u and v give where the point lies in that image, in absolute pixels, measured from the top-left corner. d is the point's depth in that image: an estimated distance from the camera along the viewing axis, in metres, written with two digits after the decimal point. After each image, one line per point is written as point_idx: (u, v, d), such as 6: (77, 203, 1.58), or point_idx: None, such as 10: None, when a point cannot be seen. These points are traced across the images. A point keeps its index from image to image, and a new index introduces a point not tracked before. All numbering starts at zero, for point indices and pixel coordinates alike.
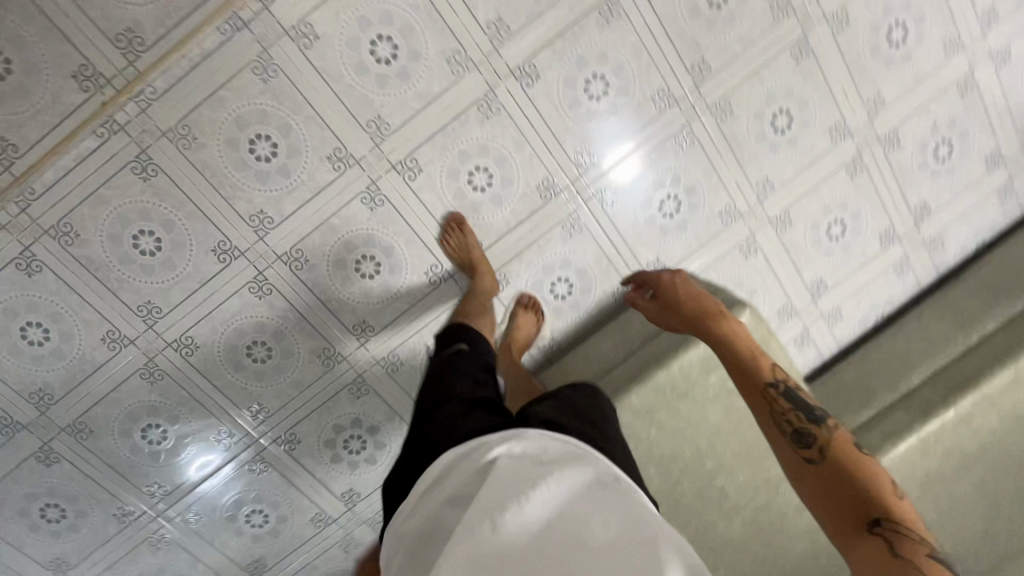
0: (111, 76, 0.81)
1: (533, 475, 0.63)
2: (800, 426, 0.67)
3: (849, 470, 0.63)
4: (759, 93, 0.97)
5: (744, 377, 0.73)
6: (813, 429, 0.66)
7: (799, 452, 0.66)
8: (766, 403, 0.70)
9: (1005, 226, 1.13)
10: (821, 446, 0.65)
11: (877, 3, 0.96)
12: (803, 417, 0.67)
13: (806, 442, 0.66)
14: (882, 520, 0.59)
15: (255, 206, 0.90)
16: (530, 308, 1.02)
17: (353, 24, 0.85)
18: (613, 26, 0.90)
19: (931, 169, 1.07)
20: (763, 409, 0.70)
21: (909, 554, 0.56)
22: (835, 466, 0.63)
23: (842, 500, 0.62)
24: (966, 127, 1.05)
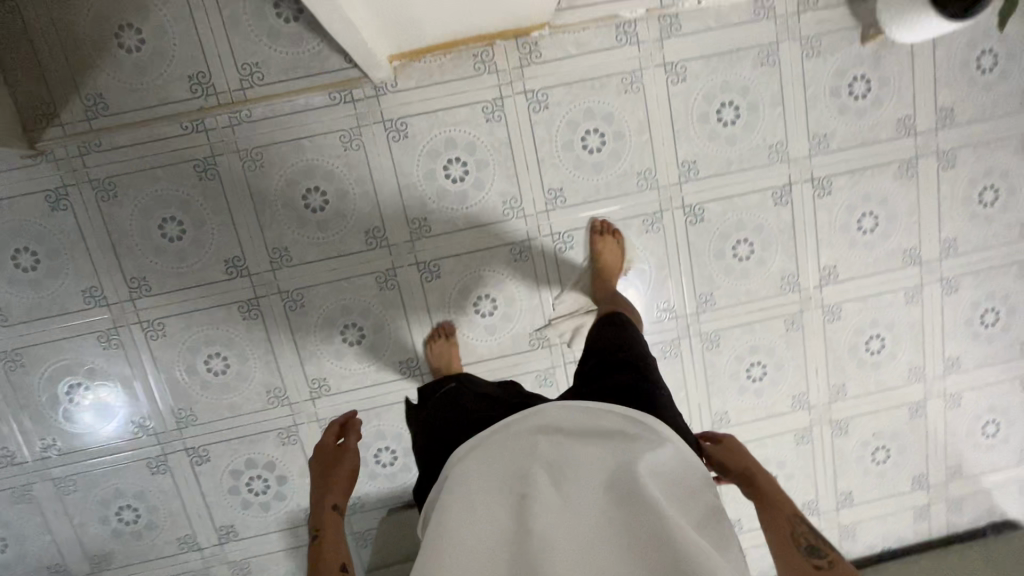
0: (219, 90, 0.90)
1: (550, 449, 0.63)
2: (810, 543, 0.63)
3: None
4: (746, 339, 1.08)
5: (762, 505, 0.69)
6: (828, 551, 0.62)
7: (812, 566, 0.60)
8: (783, 524, 0.66)
9: (912, 543, 1.21)
10: (828, 559, 0.60)
11: (865, 314, 1.09)
12: (818, 542, 0.63)
13: (816, 555, 0.61)
14: None
15: (282, 242, 0.97)
16: (607, 233, 0.98)
17: (441, 141, 0.96)
18: (647, 236, 1.02)
19: (866, 466, 1.16)
20: (774, 531, 0.66)
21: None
22: None
23: None
24: (907, 443, 1.16)
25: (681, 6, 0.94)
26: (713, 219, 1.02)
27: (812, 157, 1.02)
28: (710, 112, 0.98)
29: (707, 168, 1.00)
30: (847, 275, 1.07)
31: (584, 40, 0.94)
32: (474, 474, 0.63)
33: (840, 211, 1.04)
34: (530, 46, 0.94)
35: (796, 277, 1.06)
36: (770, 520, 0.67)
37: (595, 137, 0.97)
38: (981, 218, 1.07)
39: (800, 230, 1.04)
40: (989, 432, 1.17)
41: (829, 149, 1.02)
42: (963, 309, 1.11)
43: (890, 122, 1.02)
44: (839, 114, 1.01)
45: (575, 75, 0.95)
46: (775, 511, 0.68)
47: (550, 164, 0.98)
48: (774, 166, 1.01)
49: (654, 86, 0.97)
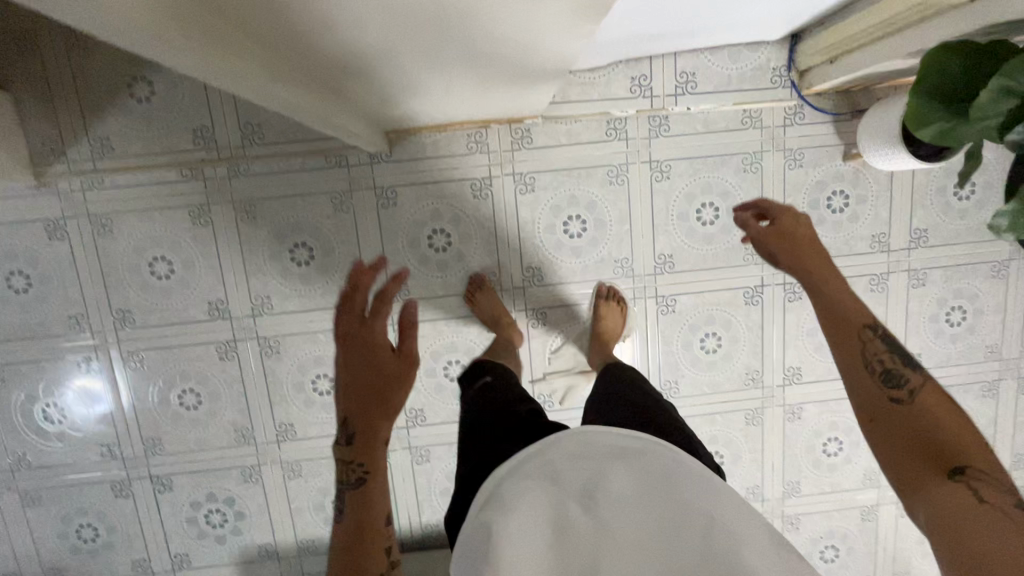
0: (221, 144, 0.94)
1: (583, 473, 0.56)
2: (889, 367, 0.60)
3: (934, 417, 0.55)
4: (705, 429, 1.11)
5: (832, 317, 0.64)
6: (905, 374, 0.59)
7: (885, 391, 0.59)
8: (856, 346, 0.62)
9: None
10: (912, 389, 0.58)
11: (825, 416, 1.12)
12: (896, 362, 0.60)
13: (891, 385, 0.59)
14: (964, 467, 0.52)
15: (265, 290, 1.00)
16: (611, 300, 1.00)
17: (428, 211, 1.00)
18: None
19: (814, 563, 1.18)
20: (846, 352, 0.62)
21: (999, 503, 0.48)
22: (917, 415, 0.56)
23: (916, 449, 0.55)
24: (856, 546, 1.17)
25: (671, 110, 0.98)
26: (683, 311, 1.06)
27: None
28: (690, 210, 1.02)
29: (683, 263, 1.04)
30: (810, 378, 1.10)
31: (575, 131, 0.98)
32: (501, 511, 0.53)
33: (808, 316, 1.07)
34: (522, 131, 0.98)
35: (760, 374, 1.09)
36: (839, 337, 0.63)
37: (576, 223, 1.01)
38: (947, 337, 1.10)
39: (768, 330, 1.07)
40: None
41: None
42: None
43: (865, 237, 1.05)
44: (815, 225, 1.04)
45: (563, 163, 0.99)
46: (847, 326, 0.63)
47: (531, 243, 1.01)
48: (748, 267, 1.05)
49: (638, 180, 1.00)
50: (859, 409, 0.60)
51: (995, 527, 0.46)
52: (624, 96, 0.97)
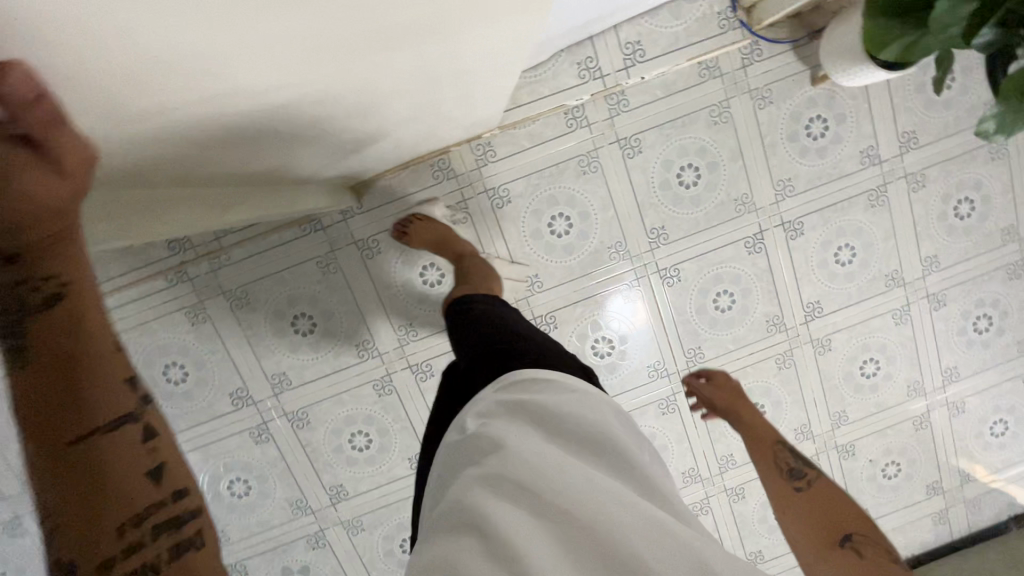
0: (196, 242, 0.94)
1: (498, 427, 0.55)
2: (794, 465, 0.77)
3: (829, 497, 0.71)
4: (740, 384, 1.11)
5: (758, 439, 0.82)
6: (806, 469, 0.76)
7: (790, 482, 0.75)
8: (772, 456, 0.79)
9: (935, 547, 1.23)
10: (808, 479, 0.75)
11: (856, 340, 1.10)
12: (797, 461, 0.77)
13: (796, 476, 0.75)
14: (852, 535, 0.65)
15: (280, 367, 1.01)
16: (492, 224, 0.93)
17: (414, 249, 0.99)
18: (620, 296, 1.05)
19: (878, 482, 1.18)
20: (767, 457, 0.79)
21: (873, 558, 0.62)
22: (813, 496, 0.72)
23: (824, 525, 0.68)
24: (916, 456, 1.18)
25: (626, 84, 0.95)
26: (689, 277, 1.05)
27: (779, 203, 1.02)
28: (670, 177, 1.00)
29: (677, 231, 1.02)
30: (832, 308, 1.08)
31: (536, 131, 0.96)
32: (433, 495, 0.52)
33: (815, 249, 1.05)
34: (484, 147, 0.96)
35: (781, 318, 1.08)
36: (765, 454, 0.80)
37: (561, 221, 1.00)
38: (960, 231, 1.07)
39: (778, 273, 1.06)
40: (996, 433, 1.18)
41: (796, 192, 1.02)
42: (953, 320, 1.11)
43: (853, 156, 1.02)
44: (800, 157, 1.01)
45: (532, 166, 0.97)
46: (764, 442, 0.81)
47: (522, 253, 1.00)
48: (743, 218, 1.02)
49: (611, 163, 0.98)
50: (771, 496, 0.76)
51: None
52: (575, 84, 0.94)
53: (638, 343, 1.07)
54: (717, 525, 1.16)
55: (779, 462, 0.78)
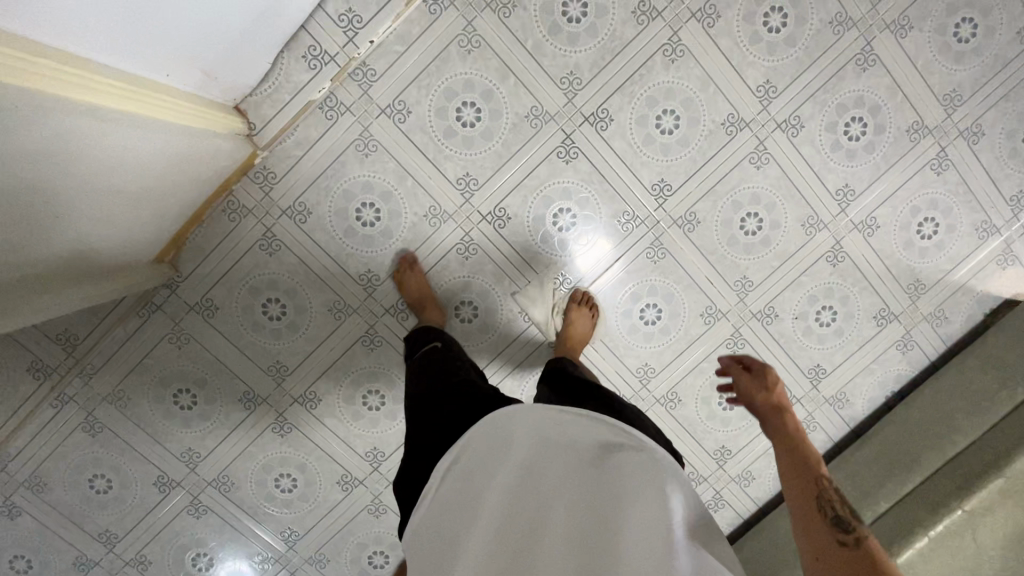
0: (57, 364, 1.00)
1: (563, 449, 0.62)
2: (845, 514, 0.58)
3: (878, 565, 0.53)
4: (623, 293, 1.05)
5: (795, 457, 0.64)
6: (853, 521, 0.57)
7: (835, 536, 0.56)
8: (809, 484, 0.61)
9: (914, 376, 1.12)
10: (860, 536, 0.55)
11: (722, 203, 1.02)
12: (849, 512, 0.58)
13: (841, 528, 0.56)
14: None
15: (184, 445, 1.06)
16: (583, 304, 1.02)
17: (248, 293, 1.01)
18: (510, 281, 1.03)
19: (817, 334, 1.09)
20: (806, 487, 0.61)
21: None
22: (870, 557, 0.53)
23: None
24: (846, 293, 1.07)
25: (360, 55, 0.92)
26: (519, 212, 1.00)
27: (571, 100, 0.96)
28: (450, 123, 0.96)
29: (483, 172, 0.98)
30: (680, 181, 1.00)
31: (302, 138, 0.95)
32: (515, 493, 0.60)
33: (633, 128, 0.98)
34: (259, 173, 0.95)
35: (631, 212, 1.01)
36: (800, 482, 0.62)
37: (368, 210, 0.98)
38: (782, 45, 0.96)
39: (606, 169, 0.99)
40: (929, 233, 1.06)
41: (584, 82, 0.95)
42: (821, 137, 1.00)
43: (626, 20, 0.94)
44: (572, 46, 0.94)
45: (315, 171, 0.96)
46: (806, 466, 0.63)
47: (346, 255, 1.00)
48: (542, 130, 0.97)
49: (387, 136, 0.96)
50: (803, 544, 0.58)
51: None
52: (310, 77, 0.92)
53: (501, 293, 1.04)
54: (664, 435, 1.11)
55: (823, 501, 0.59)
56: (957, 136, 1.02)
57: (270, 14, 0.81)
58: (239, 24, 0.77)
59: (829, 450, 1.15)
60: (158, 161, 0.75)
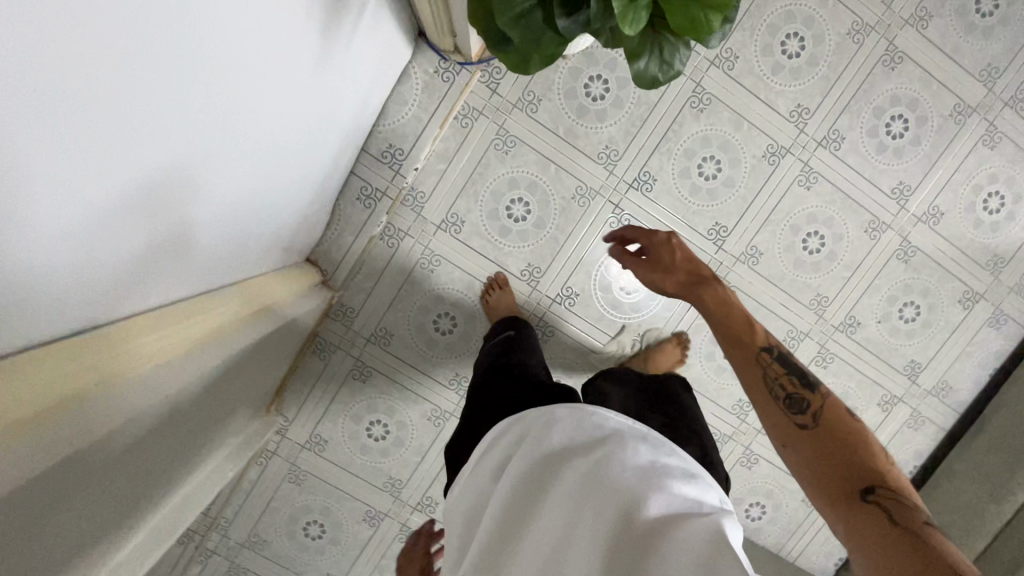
0: (195, 525, 1.07)
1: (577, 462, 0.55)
2: (795, 390, 0.54)
3: (843, 436, 0.50)
4: (702, 336, 1.06)
5: (735, 337, 0.58)
6: (803, 390, 0.54)
7: (792, 415, 0.52)
8: (752, 365, 0.57)
9: (1015, 349, 1.09)
10: (816, 411, 0.52)
11: (780, 229, 1.02)
12: (796, 380, 0.55)
13: (794, 405, 0.53)
14: (875, 487, 0.47)
15: (323, 571, 1.12)
16: (678, 344, 1.03)
17: (350, 421, 1.06)
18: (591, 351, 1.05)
19: (904, 331, 1.08)
20: (752, 370, 0.56)
21: (908, 523, 0.44)
22: (831, 431, 0.51)
23: (835, 470, 0.49)
24: (926, 284, 1.06)
25: (408, 183, 0.97)
26: (585, 286, 1.03)
27: (612, 172, 0.99)
28: (503, 222, 0.99)
29: (544, 258, 1.01)
30: (734, 219, 1.02)
31: (371, 269, 1.00)
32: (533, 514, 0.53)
33: (677, 182, 1.00)
34: (339, 311, 1.01)
35: None
36: (744, 364, 0.57)
37: (445, 319, 1.03)
38: (805, 68, 0.97)
39: (659, 226, 1.01)
40: (996, 207, 1.04)
41: (621, 152, 0.98)
42: (864, 143, 1.00)
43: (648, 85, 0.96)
44: (601, 122, 0.97)
45: (388, 297, 1.01)
46: (746, 346, 0.58)
47: (432, 365, 1.04)
48: (590, 207, 1.00)
49: (447, 247, 1.00)
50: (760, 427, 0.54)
51: (904, 557, 0.42)
52: (367, 214, 0.97)
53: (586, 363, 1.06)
54: (773, 463, 1.12)
55: (772, 381, 0.55)
56: (1004, 107, 1.00)
57: (329, 175, 0.86)
58: (307, 195, 0.81)
59: (943, 441, 1.13)
60: (265, 342, 0.80)
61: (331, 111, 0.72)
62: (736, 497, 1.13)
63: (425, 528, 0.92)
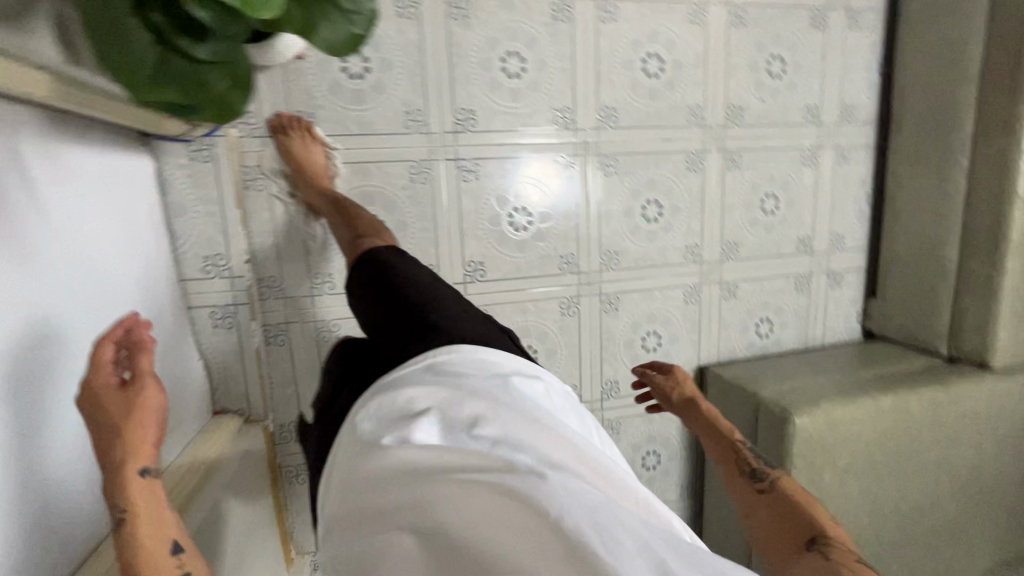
0: None
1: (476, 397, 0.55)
2: (756, 466, 0.69)
3: (795, 500, 0.63)
4: (615, 216, 1.00)
5: (715, 437, 0.75)
6: (768, 469, 0.68)
7: (753, 487, 0.67)
8: (728, 454, 0.72)
9: (883, 35, 1.06)
10: (772, 479, 0.66)
11: (616, 73, 0.95)
12: (760, 463, 0.70)
13: (757, 478, 0.67)
14: (819, 538, 0.57)
15: None
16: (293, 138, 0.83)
17: None
18: (530, 299, 0.99)
19: (783, 86, 1.03)
20: (726, 463, 0.72)
21: (842, 559, 0.53)
22: (784, 496, 0.63)
23: (786, 530, 0.60)
24: (774, 31, 1.00)
25: (250, 277, 0.86)
26: (482, 248, 0.95)
27: (429, 130, 0.89)
28: None
29: (427, 252, 0.93)
30: (569, 94, 0.94)
31: (282, 376, 0.91)
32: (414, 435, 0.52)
33: (493, 97, 0.91)
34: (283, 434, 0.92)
35: (560, 157, 0.96)
36: (723, 455, 0.73)
37: None
38: None
39: (508, 148, 0.93)
40: None
41: (422, 106, 0.88)
42: None
43: (400, 27, 0.85)
44: (384, 92, 0.86)
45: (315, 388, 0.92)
46: (722, 442, 0.74)
47: None
48: (433, 175, 0.91)
49: (332, 306, 0.90)
50: (738, 514, 0.67)
51: None
52: (235, 331, 0.87)
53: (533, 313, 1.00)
54: (750, 277, 1.09)
55: (739, 462, 0.70)
56: None
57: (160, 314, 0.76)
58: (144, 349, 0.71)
59: (876, 156, 1.11)
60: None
61: (96, 266, 0.62)
62: (741, 327, 1.11)
63: (123, 337, 0.54)
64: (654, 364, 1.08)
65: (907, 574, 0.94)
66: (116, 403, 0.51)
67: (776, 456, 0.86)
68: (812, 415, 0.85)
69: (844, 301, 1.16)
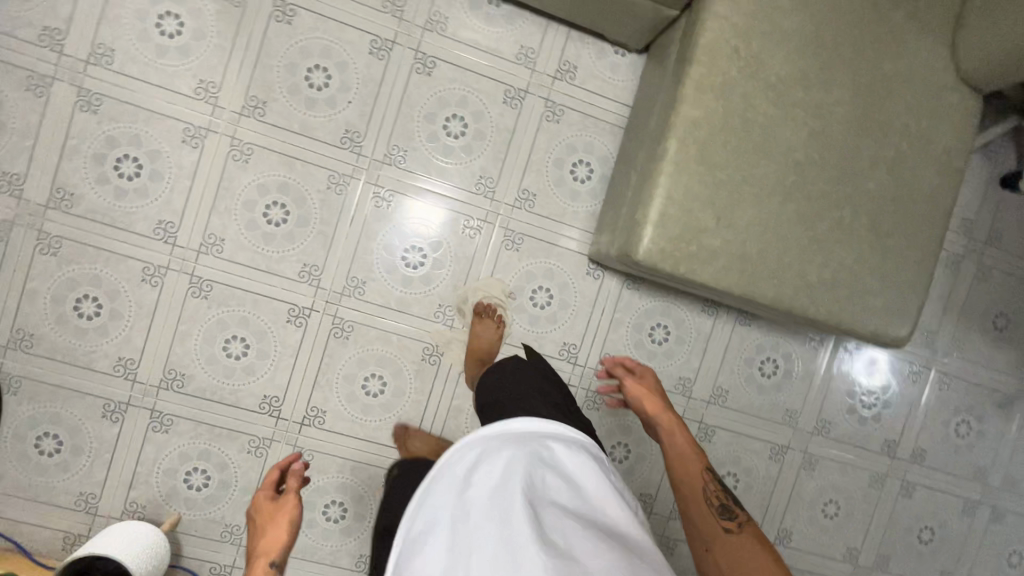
0: None
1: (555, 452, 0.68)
2: (721, 500, 0.74)
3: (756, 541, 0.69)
4: (406, 295, 1.02)
5: (686, 467, 0.79)
6: (735, 509, 0.73)
7: (719, 520, 0.72)
8: (698, 479, 0.77)
9: None
10: (737, 517, 0.72)
11: (274, 252, 0.98)
12: (728, 499, 0.74)
13: (725, 516, 0.72)
14: None
15: None
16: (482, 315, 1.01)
17: None
18: (451, 398, 1.04)
19: (340, 75, 0.97)
20: (691, 489, 0.76)
21: None
22: (748, 537, 0.69)
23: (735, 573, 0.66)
24: (282, 71, 0.95)
25: None
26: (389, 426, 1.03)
27: (270, 437, 1.00)
28: (351, 521, 1.03)
29: (375, 473, 1.04)
30: (279, 304, 0.98)
31: None
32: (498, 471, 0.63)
33: (259, 374, 0.99)
34: None
35: (332, 330, 1.00)
36: (696, 482, 0.76)
37: None
38: (105, 288, 0.94)
39: (309, 376, 1.00)
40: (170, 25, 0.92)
41: (249, 437, 1.00)
42: (155, 197, 0.94)
43: (177, 435, 0.98)
44: (225, 464, 0.99)
45: None
46: (694, 476, 0.77)
47: None
48: (309, 449, 1.01)
49: None
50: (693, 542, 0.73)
51: None
52: None
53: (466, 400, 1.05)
54: (523, 171, 1.03)
55: (708, 491, 0.75)
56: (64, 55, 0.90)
57: None
58: None
59: None
60: None
61: None
62: (571, 198, 1.04)
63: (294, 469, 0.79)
64: (567, 300, 1.06)
65: (886, 172, 0.82)
66: (268, 507, 0.75)
67: (675, 279, 0.81)
68: (649, 235, 0.78)
69: (597, 69, 1.03)
